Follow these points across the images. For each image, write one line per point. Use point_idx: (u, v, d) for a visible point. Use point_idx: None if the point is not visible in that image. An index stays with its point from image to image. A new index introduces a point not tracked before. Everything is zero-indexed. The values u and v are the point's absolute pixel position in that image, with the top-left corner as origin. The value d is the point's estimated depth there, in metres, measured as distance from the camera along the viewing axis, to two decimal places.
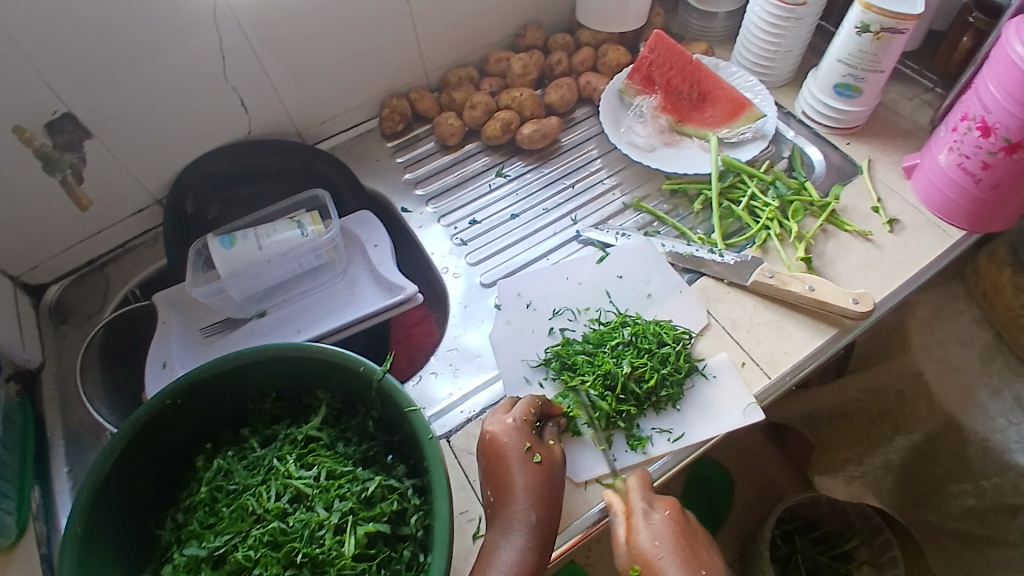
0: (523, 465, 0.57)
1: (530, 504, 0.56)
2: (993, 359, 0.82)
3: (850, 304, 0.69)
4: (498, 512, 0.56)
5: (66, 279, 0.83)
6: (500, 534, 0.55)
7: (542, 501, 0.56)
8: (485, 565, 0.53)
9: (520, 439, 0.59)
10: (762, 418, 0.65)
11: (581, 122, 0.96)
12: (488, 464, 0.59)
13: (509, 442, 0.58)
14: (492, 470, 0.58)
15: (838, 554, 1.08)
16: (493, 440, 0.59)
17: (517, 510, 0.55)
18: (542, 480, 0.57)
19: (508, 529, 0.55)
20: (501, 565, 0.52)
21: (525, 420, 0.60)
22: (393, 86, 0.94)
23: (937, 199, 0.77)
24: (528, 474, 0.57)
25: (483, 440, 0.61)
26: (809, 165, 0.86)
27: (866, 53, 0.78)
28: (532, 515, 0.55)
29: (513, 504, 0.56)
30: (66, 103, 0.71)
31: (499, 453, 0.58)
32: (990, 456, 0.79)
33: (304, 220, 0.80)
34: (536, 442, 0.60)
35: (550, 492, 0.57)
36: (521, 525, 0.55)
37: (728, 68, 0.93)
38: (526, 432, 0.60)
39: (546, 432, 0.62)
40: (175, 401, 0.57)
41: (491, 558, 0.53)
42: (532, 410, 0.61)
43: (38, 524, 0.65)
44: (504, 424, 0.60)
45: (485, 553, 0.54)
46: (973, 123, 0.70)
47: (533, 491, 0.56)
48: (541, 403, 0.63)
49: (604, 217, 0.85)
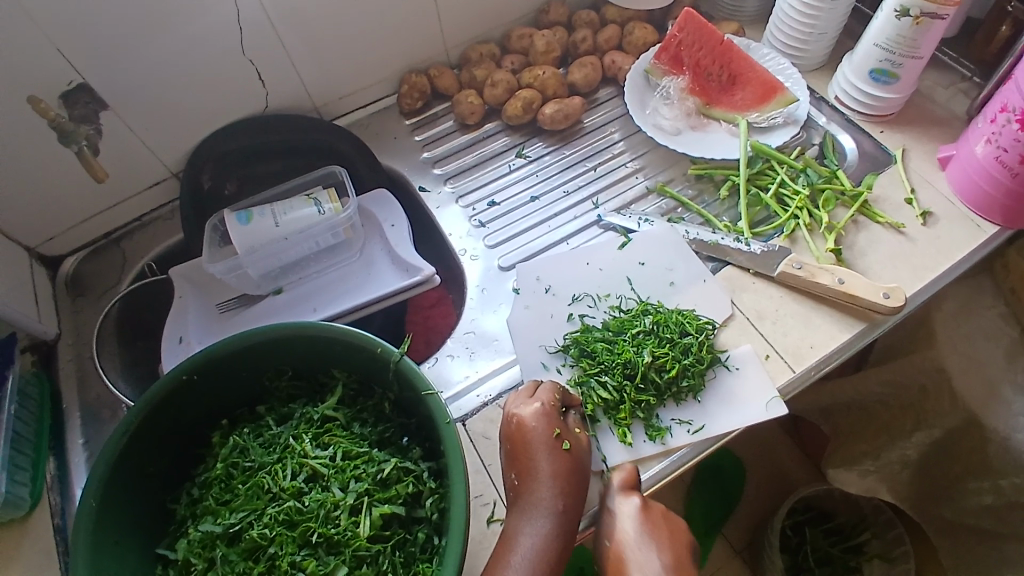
0: (551, 452, 0.57)
1: (556, 492, 0.55)
2: (1019, 356, 0.80)
3: (880, 298, 0.67)
4: (522, 497, 0.56)
5: (82, 251, 0.83)
6: (525, 519, 0.55)
7: (568, 489, 0.56)
8: (508, 547, 0.53)
9: (548, 425, 0.58)
10: (785, 413, 0.64)
11: (605, 103, 0.94)
12: (513, 448, 0.59)
13: (536, 428, 0.58)
14: (518, 454, 0.58)
15: (850, 546, 1.08)
16: (520, 425, 0.59)
17: (544, 496, 0.55)
18: (570, 468, 0.57)
19: (533, 513, 0.55)
20: (525, 550, 0.52)
21: (552, 406, 0.60)
22: (412, 61, 0.92)
23: (971, 192, 0.75)
24: (555, 462, 0.57)
25: (508, 424, 0.60)
26: (840, 153, 0.83)
27: (904, 38, 0.75)
28: (559, 502, 0.55)
29: (539, 490, 0.55)
30: (83, 74, 0.70)
31: (526, 439, 0.58)
32: (1011, 455, 0.78)
33: (321, 198, 0.79)
34: (564, 429, 0.59)
35: (577, 481, 0.57)
36: (547, 511, 0.55)
37: (760, 49, 0.90)
38: (554, 419, 0.59)
39: (569, 419, 0.61)
40: (192, 376, 0.57)
41: (514, 542, 0.53)
42: (557, 397, 0.61)
43: (53, 496, 0.65)
44: (531, 409, 0.59)
45: (508, 537, 0.54)
46: (1012, 115, 0.67)
47: (559, 479, 0.56)
48: (564, 391, 0.62)
49: (626, 202, 0.84)
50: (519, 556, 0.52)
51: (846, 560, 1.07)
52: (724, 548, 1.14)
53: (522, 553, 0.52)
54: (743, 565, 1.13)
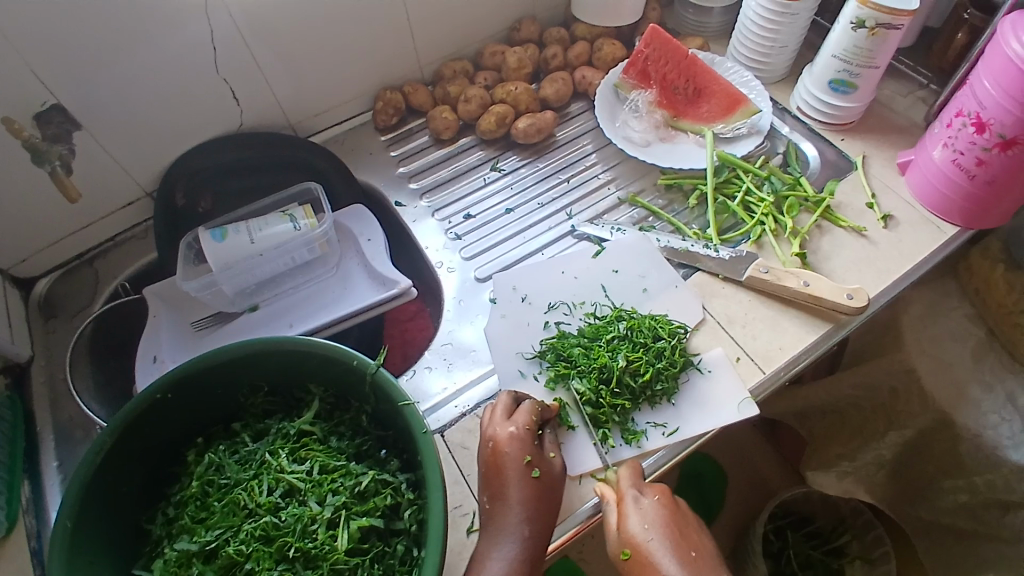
0: (523, 478, 0.57)
1: (525, 518, 0.56)
2: (984, 354, 0.83)
3: (844, 299, 0.69)
4: (492, 521, 0.56)
5: (55, 272, 0.82)
6: (494, 544, 0.55)
7: (536, 516, 0.56)
8: (475, 572, 0.54)
9: (521, 451, 0.58)
10: (756, 413, 0.65)
11: (577, 117, 0.96)
12: (488, 472, 0.59)
13: (511, 453, 0.58)
14: (491, 477, 0.58)
15: (831, 549, 1.09)
16: (496, 449, 0.59)
17: (512, 522, 0.56)
18: (539, 495, 0.57)
19: (500, 539, 0.55)
20: (491, 574, 0.53)
21: (528, 430, 0.60)
22: (386, 79, 0.94)
23: (931, 195, 0.77)
24: (526, 489, 0.57)
25: (484, 446, 0.60)
26: (803, 161, 0.86)
27: (861, 49, 0.78)
28: (526, 529, 0.55)
29: (508, 515, 0.56)
30: (56, 94, 0.70)
31: (499, 464, 0.58)
32: (981, 451, 0.80)
33: (297, 213, 0.79)
34: (537, 455, 0.59)
35: (546, 509, 0.57)
36: (514, 536, 0.55)
37: (724, 63, 0.93)
38: (528, 444, 0.59)
39: (546, 442, 0.62)
40: (166, 394, 0.57)
41: (482, 566, 0.54)
42: (535, 419, 0.61)
43: (29, 519, 0.64)
44: (508, 433, 0.59)
45: (476, 562, 0.54)
46: (968, 119, 0.70)
47: (529, 506, 0.56)
48: (544, 406, 0.63)
49: (599, 212, 0.85)
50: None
51: (828, 563, 1.08)
52: None
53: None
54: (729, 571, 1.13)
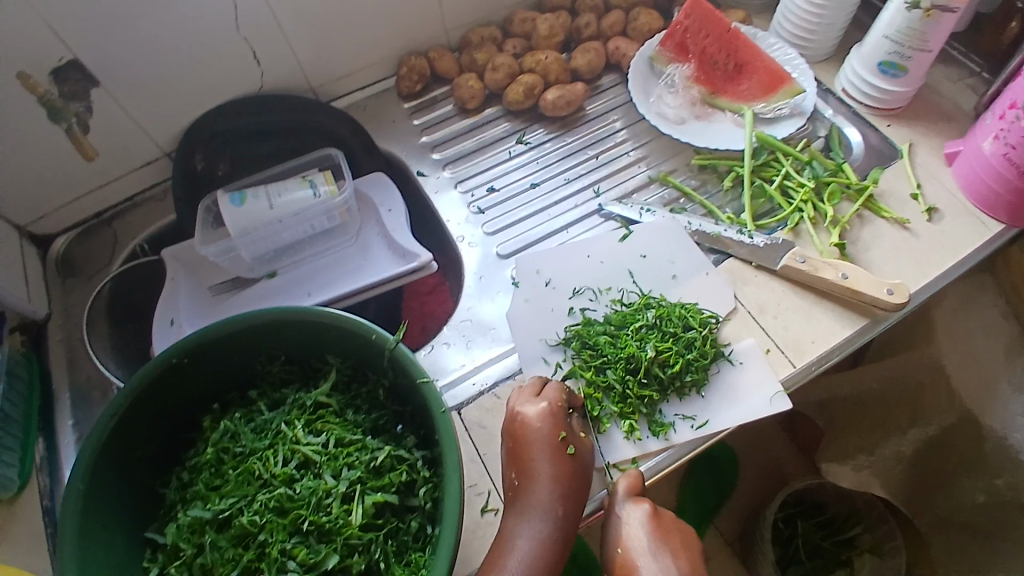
0: (553, 454, 0.56)
1: (556, 496, 0.55)
2: (1018, 355, 0.80)
3: (883, 294, 0.66)
4: (520, 499, 0.55)
5: (73, 231, 0.81)
6: (523, 521, 0.54)
7: (568, 494, 0.55)
8: (503, 549, 0.52)
9: (554, 426, 0.57)
10: (788, 407, 0.63)
11: (608, 90, 0.92)
12: (515, 447, 0.58)
13: (541, 429, 0.57)
14: (519, 454, 0.57)
15: (841, 539, 1.08)
16: (523, 424, 0.58)
17: (542, 499, 0.54)
18: (570, 473, 0.56)
19: (530, 516, 0.54)
20: (521, 553, 0.52)
21: (558, 407, 0.59)
22: (412, 43, 0.90)
23: (977, 188, 0.74)
24: (556, 466, 0.56)
25: (511, 423, 0.59)
26: (846, 146, 0.82)
27: (914, 30, 0.74)
28: (557, 507, 0.54)
29: (538, 493, 0.55)
30: (73, 49, 0.68)
31: (529, 440, 0.57)
32: (1006, 453, 0.77)
33: (317, 180, 0.77)
34: (570, 432, 0.58)
35: (578, 487, 0.56)
36: (545, 515, 0.54)
37: (766, 39, 0.88)
38: (559, 421, 0.58)
39: (574, 420, 0.61)
40: (182, 359, 0.56)
41: (510, 544, 0.53)
42: (564, 397, 0.60)
43: (42, 477, 0.64)
44: (538, 409, 0.58)
45: (505, 539, 0.53)
46: (1022, 111, 0.66)
47: (560, 484, 0.55)
48: (571, 392, 0.62)
49: (627, 191, 0.82)
50: (514, 560, 0.51)
51: (838, 554, 1.07)
52: (716, 540, 1.14)
53: (517, 557, 0.51)
54: (735, 557, 1.13)
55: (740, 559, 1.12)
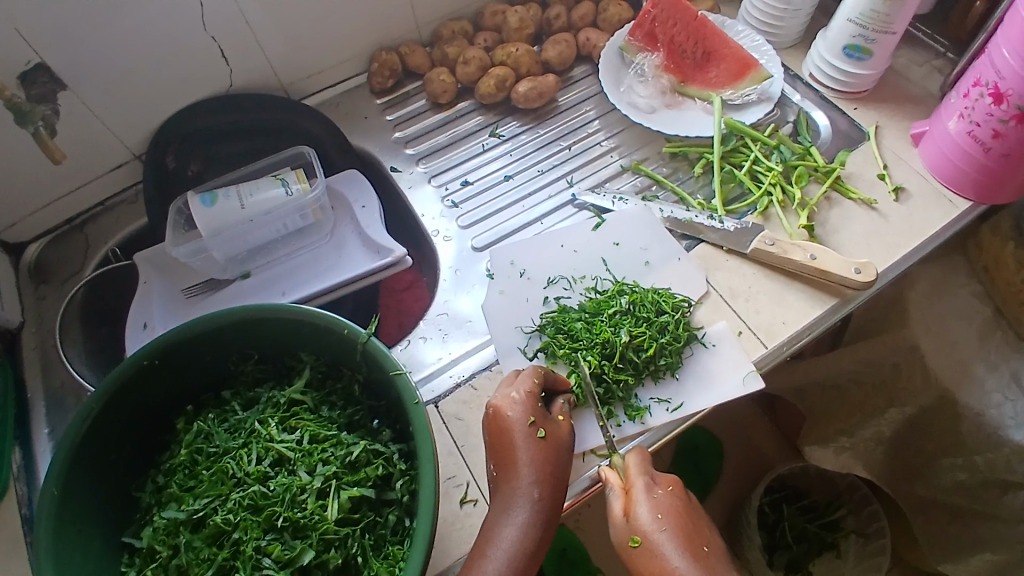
0: (529, 440, 0.56)
1: (534, 481, 0.54)
2: (991, 333, 0.81)
3: (851, 274, 0.67)
4: (501, 488, 0.55)
5: (45, 238, 0.80)
6: (504, 510, 0.53)
7: (545, 477, 0.55)
8: (487, 540, 0.52)
9: (526, 413, 0.57)
10: (762, 387, 0.64)
11: (579, 82, 0.92)
12: (493, 438, 0.57)
13: (515, 417, 0.57)
14: (497, 445, 0.57)
15: (826, 522, 1.09)
16: (498, 413, 0.58)
17: (521, 486, 0.54)
18: (547, 456, 0.56)
19: (511, 504, 0.54)
20: (503, 541, 0.52)
21: (531, 393, 0.58)
22: (382, 39, 0.90)
23: (944, 167, 0.75)
24: (532, 450, 0.55)
25: (487, 413, 0.59)
26: (814, 130, 0.83)
27: (877, 13, 0.75)
28: (537, 492, 0.54)
29: (517, 480, 0.54)
30: (40, 53, 0.67)
31: (504, 428, 0.57)
32: (984, 431, 0.79)
33: (289, 178, 0.77)
34: (543, 416, 0.58)
35: (557, 470, 0.56)
36: (525, 501, 0.54)
37: (734, 26, 0.89)
38: (531, 406, 0.58)
39: (552, 406, 0.60)
40: (152, 361, 0.55)
41: (492, 533, 0.52)
42: (537, 381, 0.60)
43: (20, 486, 0.63)
44: (509, 398, 0.58)
45: (487, 528, 0.53)
46: (985, 90, 0.67)
47: (537, 468, 0.55)
48: (546, 372, 0.61)
49: (601, 180, 0.83)
50: (497, 548, 0.51)
51: (823, 537, 1.08)
52: None
53: (499, 545, 0.51)
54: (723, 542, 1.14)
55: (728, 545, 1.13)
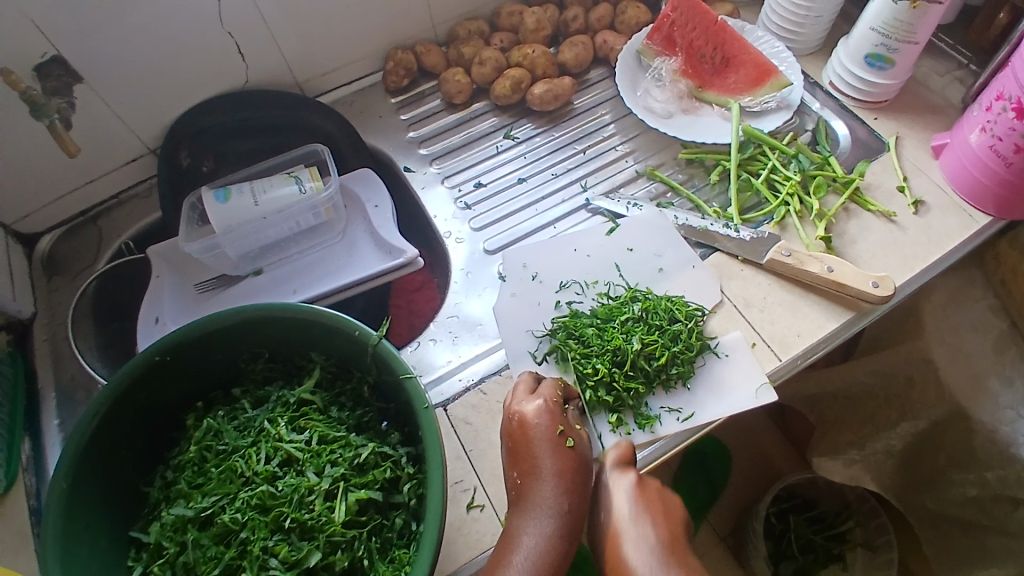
0: (555, 449, 0.56)
1: (560, 490, 0.54)
2: (1007, 348, 0.80)
3: (869, 287, 0.66)
4: (524, 496, 0.54)
5: (59, 230, 0.81)
6: (528, 517, 0.53)
7: (571, 487, 0.54)
8: (509, 547, 0.52)
9: (552, 421, 0.57)
10: (774, 399, 0.63)
11: (595, 85, 0.92)
12: (515, 445, 0.57)
13: (540, 425, 0.57)
14: (520, 452, 0.57)
15: (833, 534, 1.09)
16: (522, 421, 0.57)
17: (547, 494, 0.54)
18: (573, 466, 0.55)
19: (535, 512, 0.53)
20: (527, 549, 0.51)
21: (555, 403, 0.59)
22: (398, 37, 0.90)
23: (965, 181, 0.73)
24: (558, 459, 0.55)
25: (509, 420, 0.59)
26: (833, 139, 0.82)
27: (900, 22, 0.73)
28: (563, 502, 0.53)
29: (542, 488, 0.54)
30: (57, 46, 0.67)
31: (528, 435, 0.57)
32: (996, 447, 0.77)
33: (302, 176, 0.77)
34: (568, 425, 0.58)
35: (582, 480, 0.55)
36: (550, 511, 0.53)
37: (754, 32, 0.88)
38: (557, 415, 0.58)
39: (571, 415, 0.60)
40: (163, 357, 0.55)
41: (516, 541, 0.52)
42: (559, 393, 0.60)
43: (29, 477, 0.64)
44: (536, 406, 0.58)
45: (510, 536, 0.52)
46: (1008, 103, 0.65)
47: (563, 477, 0.54)
48: (565, 385, 0.62)
49: (616, 185, 0.82)
50: (521, 556, 0.51)
51: (830, 548, 1.08)
52: (709, 535, 1.14)
53: (523, 553, 0.51)
54: (728, 551, 1.13)
55: (733, 554, 1.12)
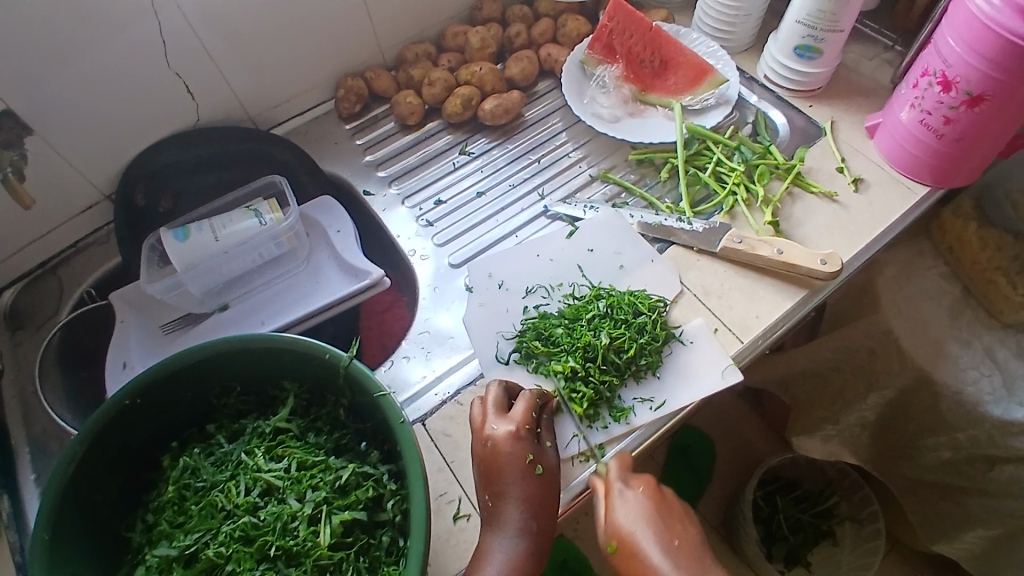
0: (525, 476, 0.56)
1: (526, 514, 0.55)
2: (962, 311, 0.83)
3: (818, 264, 0.69)
4: (493, 518, 0.55)
5: (18, 284, 0.79)
6: (496, 540, 0.54)
7: (538, 512, 0.56)
8: (479, 570, 0.53)
9: (523, 450, 0.57)
10: (740, 378, 0.65)
11: (544, 96, 0.94)
12: (487, 469, 0.58)
13: (512, 452, 0.57)
14: (491, 476, 0.57)
15: (819, 511, 1.10)
16: (495, 447, 0.58)
17: (515, 518, 0.55)
18: (543, 493, 0.56)
19: (503, 535, 0.54)
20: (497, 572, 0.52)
21: (528, 428, 0.59)
22: (348, 65, 0.92)
23: (901, 156, 0.78)
24: (528, 486, 0.56)
25: (482, 444, 0.59)
26: (773, 129, 0.86)
27: (824, 12, 0.78)
28: (530, 524, 0.55)
29: (509, 511, 0.55)
30: (4, 98, 0.67)
31: (501, 463, 0.57)
32: (964, 408, 0.81)
33: (262, 208, 0.77)
34: (538, 452, 0.58)
35: (550, 505, 0.57)
36: (518, 533, 0.54)
37: (689, 34, 0.92)
38: (529, 442, 0.58)
39: (545, 435, 0.61)
40: (134, 400, 0.55)
41: (485, 564, 0.53)
42: (533, 415, 0.60)
43: (13, 533, 0.63)
44: (507, 431, 0.58)
45: (480, 558, 0.53)
46: (933, 79, 0.69)
47: (532, 503, 0.55)
48: (540, 391, 0.62)
49: (572, 190, 0.85)
50: None
51: (818, 525, 1.09)
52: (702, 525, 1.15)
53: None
54: (720, 539, 1.15)
55: (725, 542, 1.14)
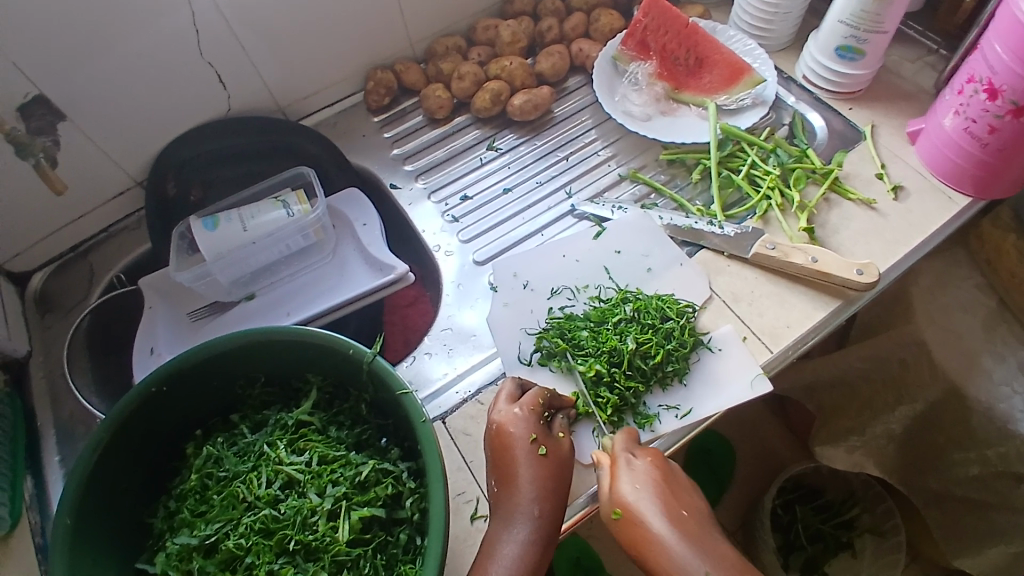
0: (530, 457, 0.56)
1: (535, 497, 0.54)
2: (997, 325, 0.80)
3: (853, 274, 0.67)
4: (502, 504, 0.55)
5: (50, 266, 0.81)
6: (505, 526, 0.53)
7: (545, 495, 0.54)
8: (488, 557, 0.51)
9: (527, 430, 0.58)
10: (769, 389, 0.64)
11: (574, 92, 0.93)
12: (495, 455, 0.57)
13: (517, 433, 0.57)
14: (500, 460, 0.57)
15: (841, 522, 1.08)
16: (500, 430, 0.58)
17: (522, 502, 0.54)
18: (549, 474, 0.56)
19: (511, 521, 0.53)
20: (506, 559, 0.51)
21: (533, 411, 0.59)
22: (377, 58, 0.91)
23: (942, 164, 0.75)
24: (535, 467, 0.55)
25: (489, 430, 0.59)
26: (810, 132, 0.84)
27: (868, 13, 0.75)
28: (537, 508, 0.54)
29: (518, 497, 0.54)
30: (39, 86, 0.68)
31: (507, 445, 0.57)
32: (995, 424, 0.78)
33: (290, 200, 0.78)
34: (544, 435, 0.58)
35: (558, 488, 0.56)
36: (526, 518, 0.53)
37: (726, 31, 0.90)
38: (533, 423, 0.58)
39: (555, 422, 0.61)
40: (161, 388, 0.55)
41: (494, 551, 0.51)
42: (541, 401, 0.60)
43: (32, 515, 0.63)
44: (513, 414, 0.59)
45: (489, 545, 0.52)
46: (979, 86, 0.66)
47: (539, 485, 0.55)
48: (552, 393, 0.62)
49: (600, 189, 0.83)
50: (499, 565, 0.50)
51: (838, 536, 1.08)
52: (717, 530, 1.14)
53: (501, 562, 0.51)
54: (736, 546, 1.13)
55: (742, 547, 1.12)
